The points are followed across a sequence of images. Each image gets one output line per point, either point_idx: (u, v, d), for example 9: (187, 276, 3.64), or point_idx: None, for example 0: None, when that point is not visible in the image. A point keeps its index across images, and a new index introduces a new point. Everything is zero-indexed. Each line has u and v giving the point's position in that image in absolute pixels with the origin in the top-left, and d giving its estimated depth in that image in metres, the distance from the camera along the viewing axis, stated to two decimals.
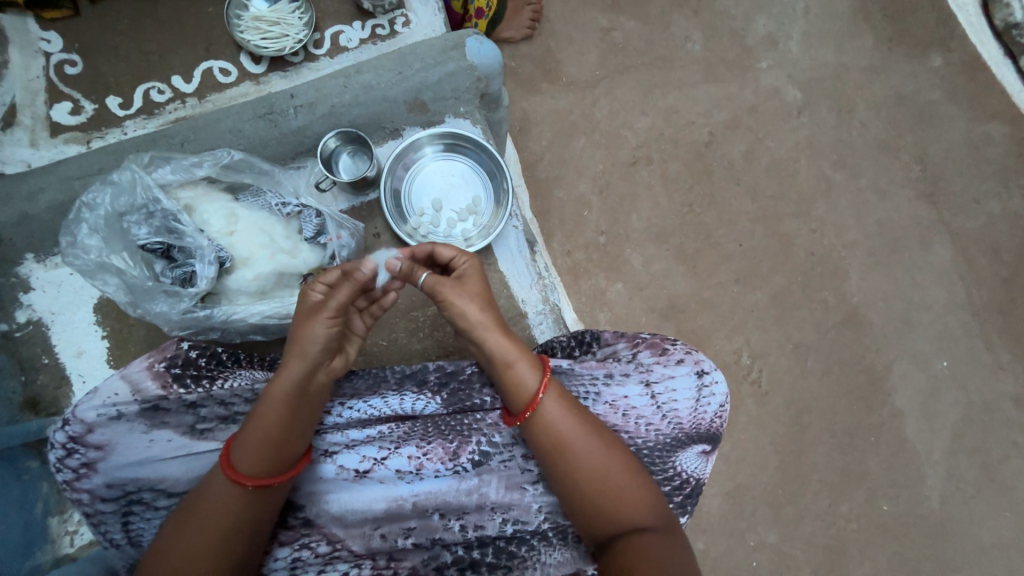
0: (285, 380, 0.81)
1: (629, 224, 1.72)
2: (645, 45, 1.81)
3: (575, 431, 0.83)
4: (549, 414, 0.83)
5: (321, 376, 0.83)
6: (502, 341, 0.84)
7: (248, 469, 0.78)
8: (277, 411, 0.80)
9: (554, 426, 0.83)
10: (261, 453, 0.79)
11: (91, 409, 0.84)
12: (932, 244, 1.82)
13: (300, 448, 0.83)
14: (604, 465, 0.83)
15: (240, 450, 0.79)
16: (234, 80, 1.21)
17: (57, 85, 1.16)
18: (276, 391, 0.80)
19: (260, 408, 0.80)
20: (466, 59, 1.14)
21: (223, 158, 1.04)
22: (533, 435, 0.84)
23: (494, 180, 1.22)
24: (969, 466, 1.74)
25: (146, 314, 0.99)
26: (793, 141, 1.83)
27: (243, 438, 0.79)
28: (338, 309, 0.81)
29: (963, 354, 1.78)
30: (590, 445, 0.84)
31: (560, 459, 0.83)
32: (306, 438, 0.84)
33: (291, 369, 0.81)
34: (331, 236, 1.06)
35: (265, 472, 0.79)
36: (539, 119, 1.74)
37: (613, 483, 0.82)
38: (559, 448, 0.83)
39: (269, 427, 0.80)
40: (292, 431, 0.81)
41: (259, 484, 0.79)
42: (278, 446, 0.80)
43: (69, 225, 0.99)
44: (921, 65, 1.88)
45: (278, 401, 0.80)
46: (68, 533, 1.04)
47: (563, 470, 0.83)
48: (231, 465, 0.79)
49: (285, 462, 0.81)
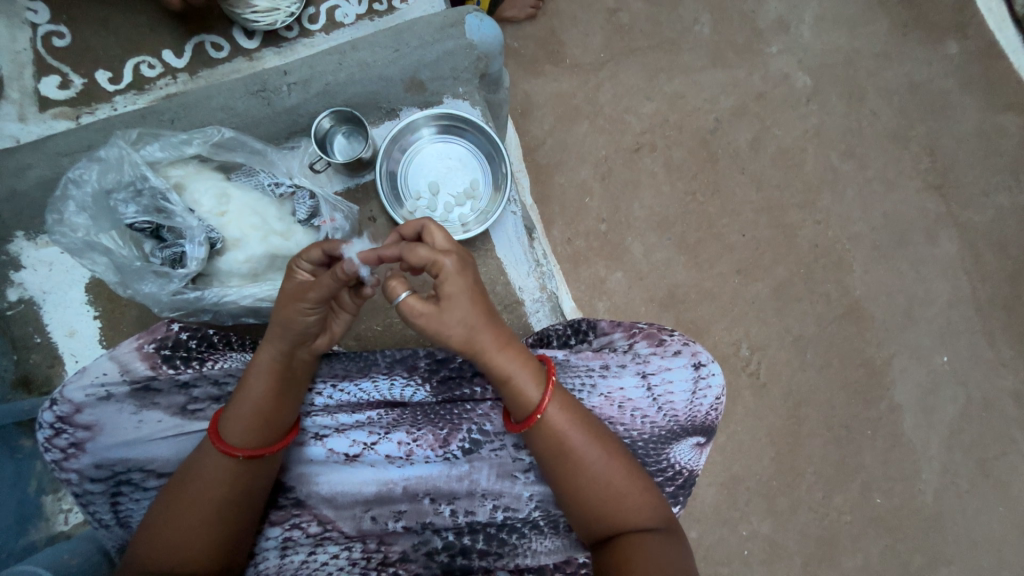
0: (273, 351, 0.81)
1: (631, 212, 1.70)
2: (652, 27, 1.75)
3: (579, 438, 0.82)
4: (554, 422, 0.82)
5: (305, 353, 0.83)
6: (499, 359, 0.81)
7: (239, 440, 0.79)
8: (267, 381, 0.81)
9: (558, 433, 0.82)
10: (253, 427, 0.79)
11: (79, 389, 0.84)
12: (938, 237, 1.79)
13: (289, 420, 0.84)
14: (608, 471, 0.82)
15: (232, 423, 0.79)
16: (226, 55, 1.18)
17: (45, 58, 1.13)
18: (267, 359, 0.81)
19: (249, 379, 0.81)
20: (465, 37, 1.11)
21: (213, 135, 1.02)
22: (536, 442, 0.83)
23: (492, 163, 1.20)
24: (965, 460, 1.73)
25: (136, 294, 0.98)
26: (801, 129, 1.78)
27: (235, 410, 0.80)
28: (319, 300, 0.79)
29: (965, 350, 1.76)
30: (593, 451, 0.82)
31: (562, 465, 0.82)
32: (294, 411, 0.84)
33: (278, 340, 0.81)
34: (324, 219, 1.04)
35: (254, 444, 0.79)
36: (542, 102, 1.70)
37: (615, 488, 0.81)
38: (563, 456, 0.82)
39: (263, 400, 0.80)
40: (281, 405, 0.82)
41: (250, 455, 0.79)
42: (268, 418, 0.80)
43: (56, 203, 0.97)
44: (937, 52, 1.83)
45: (265, 371, 0.81)
46: (63, 511, 1.05)
47: (565, 476, 0.82)
48: (221, 436, 0.79)
49: (277, 433, 0.82)
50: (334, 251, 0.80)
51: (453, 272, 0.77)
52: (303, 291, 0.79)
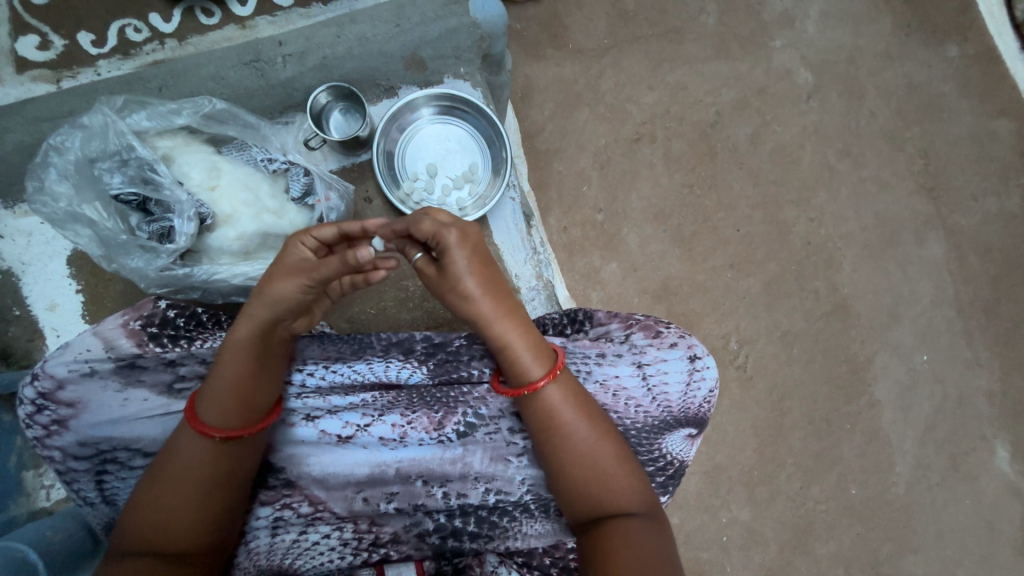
0: (249, 329, 0.79)
1: (628, 202, 1.69)
2: (657, 14, 1.72)
3: (571, 415, 0.83)
4: (549, 398, 0.83)
5: (283, 331, 0.82)
6: (510, 328, 0.82)
7: (215, 421, 0.78)
8: (244, 361, 0.79)
9: (552, 409, 0.83)
10: (229, 407, 0.78)
11: (61, 364, 0.82)
12: (926, 239, 1.82)
13: (270, 400, 0.82)
14: (596, 452, 0.82)
15: (208, 401, 0.78)
16: (217, 22, 1.12)
17: (23, 16, 1.07)
18: (242, 337, 0.79)
19: (226, 357, 0.79)
20: (470, 15, 1.08)
21: (204, 106, 0.98)
22: (528, 415, 0.84)
23: (492, 147, 1.17)
24: (937, 456, 1.79)
25: (121, 269, 0.95)
26: (799, 126, 1.78)
27: (211, 389, 0.78)
28: (318, 278, 0.78)
29: (944, 350, 1.81)
30: (584, 430, 0.83)
31: (552, 441, 0.83)
32: (276, 392, 0.83)
33: (255, 319, 0.79)
34: (319, 198, 1.01)
35: (229, 426, 0.78)
36: (543, 87, 1.67)
37: (602, 468, 0.82)
38: (552, 432, 0.83)
39: (240, 381, 0.79)
40: (260, 385, 0.80)
41: (227, 437, 0.78)
42: (246, 398, 0.79)
43: (37, 169, 0.92)
44: (937, 54, 1.83)
45: (240, 351, 0.79)
46: (44, 487, 1.02)
47: (554, 451, 0.83)
48: (196, 416, 0.78)
49: (256, 414, 0.80)
50: (349, 232, 0.80)
51: (456, 245, 0.79)
52: (303, 266, 0.78)
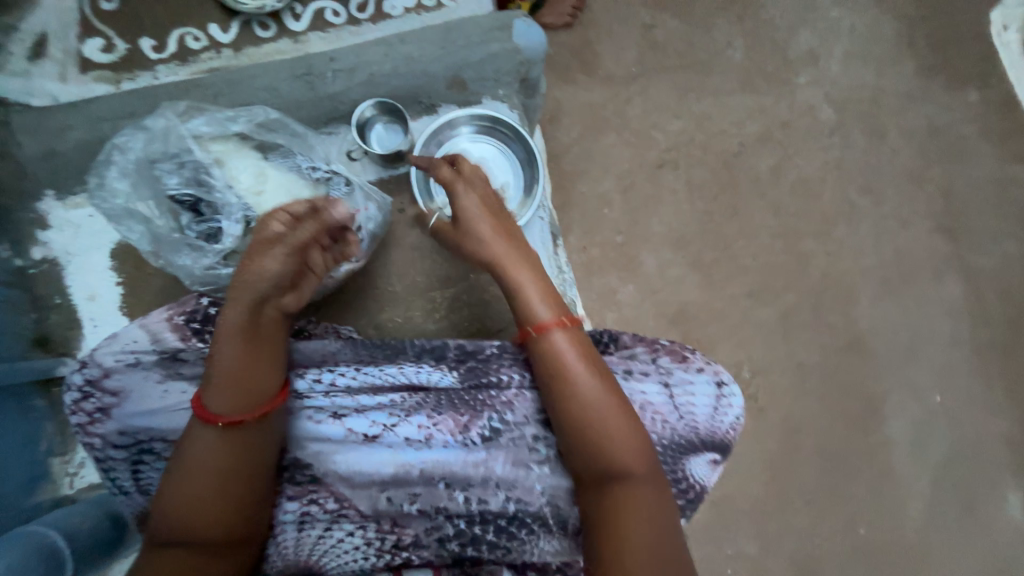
0: (237, 313, 0.81)
1: (649, 226, 1.71)
2: (685, 46, 1.78)
3: (610, 414, 0.83)
4: (590, 392, 0.84)
5: (270, 309, 0.85)
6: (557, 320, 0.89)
7: (222, 409, 0.79)
8: (236, 345, 0.81)
9: (593, 404, 0.84)
10: (231, 392, 0.79)
11: (109, 354, 0.85)
12: (944, 279, 1.82)
13: (271, 382, 0.84)
14: (630, 458, 0.82)
15: (209, 393, 0.79)
16: (272, 35, 1.17)
17: (92, 21, 1.13)
18: (231, 323, 0.81)
19: (217, 347, 0.81)
20: (511, 41, 1.15)
21: (259, 115, 1.02)
22: (569, 409, 0.85)
23: (524, 168, 1.21)
24: (951, 499, 1.76)
25: (169, 265, 0.98)
26: (821, 161, 1.81)
27: (207, 382, 0.80)
28: (294, 245, 0.83)
29: (960, 391, 1.80)
30: (622, 432, 0.83)
31: (589, 436, 0.83)
32: (275, 373, 0.85)
33: (240, 302, 0.81)
34: (358, 207, 1.04)
35: (240, 410, 0.79)
36: (571, 110, 1.71)
37: (633, 472, 0.81)
38: (590, 426, 0.83)
39: (235, 364, 0.80)
40: (257, 366, 0.82)
41: (233, 421, 0.78)
42: (245, 380, 0.81)
43: (100, 167, 0.99)
44: (958, 98, 1.87)
45: (230, 336, 0.81)
46: (69, 475, 1.02)
47: (589, 446, 0.83)
48: (201, 408, 0.79)
49: (261, 396, 0.82)
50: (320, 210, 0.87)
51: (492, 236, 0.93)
52: (277, 238, 0.82)
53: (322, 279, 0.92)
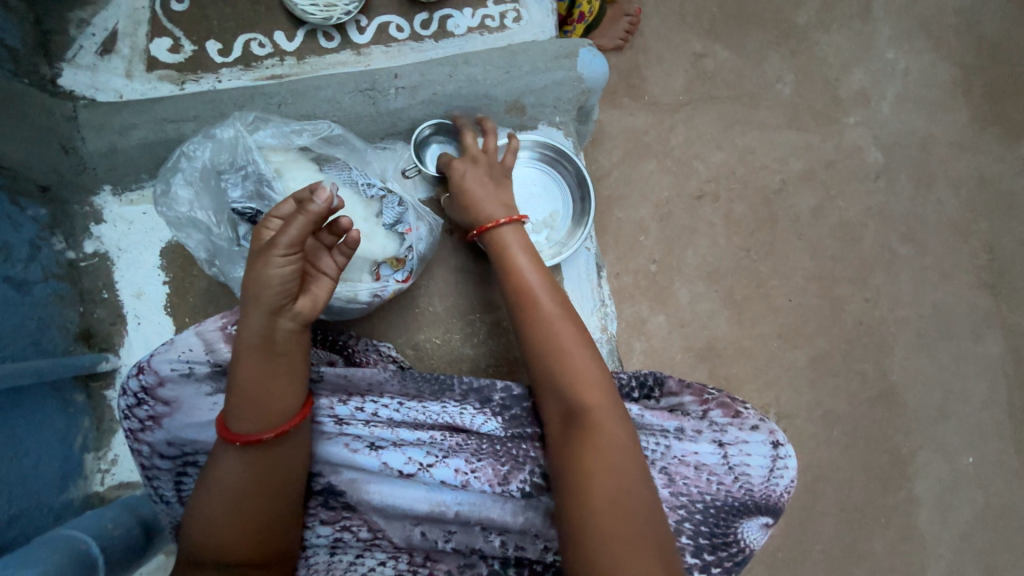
0: (251, 329, 0.75)
1: (683, 258, 1.68)
2: (735, 78, 1.75)
3: (615, 447, 0.78)
4: (599, 419, 0.81)
5: (286, 321, 0.76)
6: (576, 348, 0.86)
7: (240, 427, 0.76)
8: (252, 362, 0.75)
9: (600, 430, 0.80)
10: (246, 411, 0.75)
11: (165, 362, 0.84)
12: (983, 336, 1.76)
13: (287, 401, 0.78)
14: (630, 494, 0.75)
15: (228, 410, 0.76)
16: (336, 46, 1.17)
17: (160, 19, 1.14)
18: (246, 339, 0.75)
19: (235, 363, 0.76)
20: (576, 70, 1.13)
21: (323, 130, 1.03)
22: (573, 433, 0.81)
23: (575, 197, 1.19)
24: (973, 566, 1.70)
25: (223, 275, 0.98)
26: (865, 205, 1.77)
27: (227, 400, 0.76)
28: (290, 244, 0.72)
29: (991, 454, 1.74)
30: (625, 465, 0.77)
31: (589, 465, 0.77)
32: (291, 392, 0.79)
33: (249, 316, 0.74)
34: (409, 227, 1.03)
35: (256, 427, 0.76)
36: (614, 134, 1.69)
37: (633, 513, 0.73)
38: (592, 454, 0.78)
39: (249, 384, 0.76)
40: (269, 382, 0.76)
41: (247, 441, 0.75)
42: (259, 399, 0.76)
43: (167, 173, 1.00)
44: (1010, 152, 1.82)
45: (245, 351, 0.75)
46: (101, 471, 1.03)
47: (588, 477, 0.76)
48: (225, 427, 0.77)
49: (278, 417, 0.77)
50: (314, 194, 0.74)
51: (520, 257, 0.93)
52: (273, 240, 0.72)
53: (337, 279, 0.81)
